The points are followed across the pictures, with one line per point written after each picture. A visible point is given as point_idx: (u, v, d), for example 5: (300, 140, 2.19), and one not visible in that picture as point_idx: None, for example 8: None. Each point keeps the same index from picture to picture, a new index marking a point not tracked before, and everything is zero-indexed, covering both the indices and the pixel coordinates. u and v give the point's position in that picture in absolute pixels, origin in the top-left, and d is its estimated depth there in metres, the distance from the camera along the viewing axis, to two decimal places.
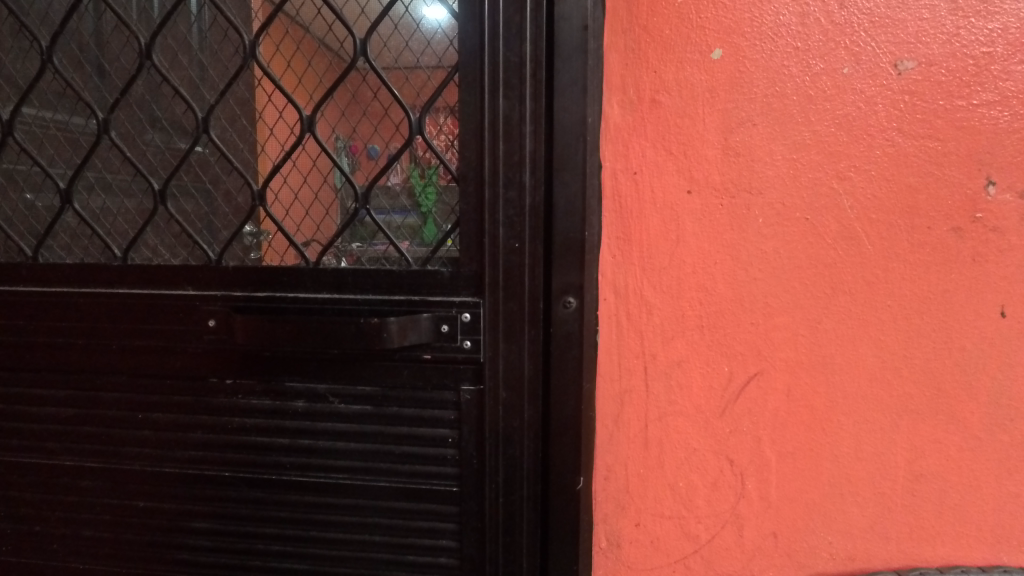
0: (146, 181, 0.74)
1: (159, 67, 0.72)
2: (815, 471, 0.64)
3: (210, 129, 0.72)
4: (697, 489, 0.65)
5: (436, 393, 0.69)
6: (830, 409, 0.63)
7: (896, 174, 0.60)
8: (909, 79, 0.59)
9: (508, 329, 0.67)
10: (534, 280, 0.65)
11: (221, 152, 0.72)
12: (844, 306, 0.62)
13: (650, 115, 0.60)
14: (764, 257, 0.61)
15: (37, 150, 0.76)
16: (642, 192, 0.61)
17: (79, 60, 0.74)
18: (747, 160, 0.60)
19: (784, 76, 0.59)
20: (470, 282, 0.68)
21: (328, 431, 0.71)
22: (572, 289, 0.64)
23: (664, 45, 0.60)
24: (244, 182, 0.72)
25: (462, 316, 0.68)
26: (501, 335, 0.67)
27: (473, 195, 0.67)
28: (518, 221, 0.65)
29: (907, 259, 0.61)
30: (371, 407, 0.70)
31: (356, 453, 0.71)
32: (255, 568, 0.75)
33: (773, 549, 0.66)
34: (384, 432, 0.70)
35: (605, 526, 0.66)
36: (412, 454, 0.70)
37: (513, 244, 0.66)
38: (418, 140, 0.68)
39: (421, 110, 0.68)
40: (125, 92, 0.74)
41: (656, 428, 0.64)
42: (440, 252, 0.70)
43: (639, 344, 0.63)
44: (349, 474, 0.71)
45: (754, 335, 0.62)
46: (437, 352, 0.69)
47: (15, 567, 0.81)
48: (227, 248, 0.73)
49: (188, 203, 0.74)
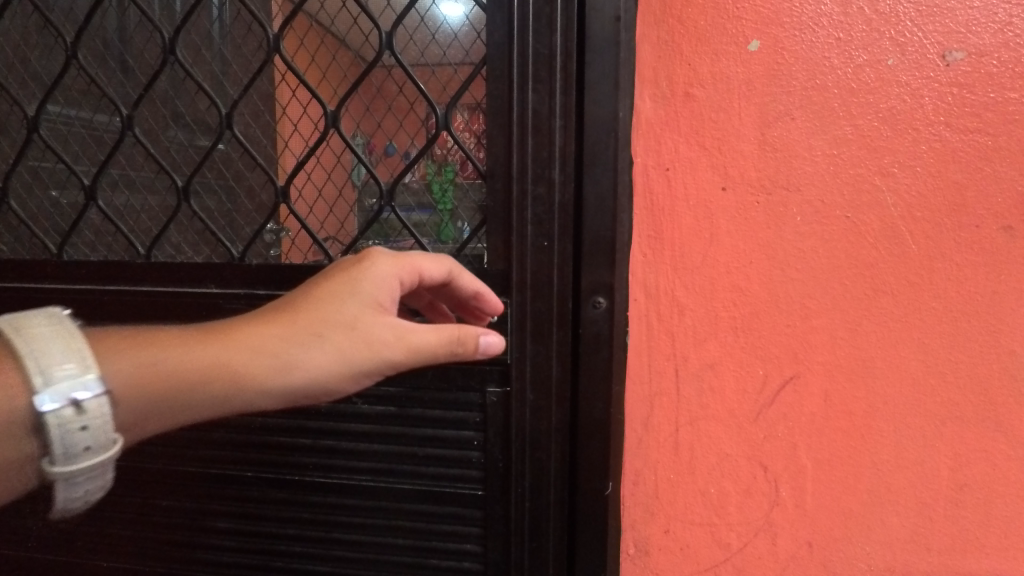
0: (169, 178, 0.74)
1: (182, 61, 0.71)
2: (853, 478, 0.62)
3: (233, 125, 0.71)
4: (729, 496, 0.63)
5: (461, 394, 0.68)
6: (870, 415, 0.61)
7: (943, 170, 0.57)
8: (958, 71, 0.56)
9: (536, 331, 0.65)
10: (563, 279, 0.64)
11: (244, 147, 0.71)
12: (885, 308, 0.59)
13: (684, 109, 0.58)
14: (801, 256, 0.59)
15: (62, 147, 0.76)
16: (674, 188, 0.59)
17: (103, 56, 0.74)
18: (785, 156, 0.58)
19: (825, 68, 0.57)
20: (497, 281, 0.66)
21: (352, 432, 0.71)
22: (602, 289, 0.62)
23: (699, 37, 0.57)
24: (268, 178, 0.72)
25: None
26: (529, 335, 0.65)
27: (500, 191, 0.65)
28: (547, 218, 0.63)
29: (953, 259, 0.58)
30: (396, 408, 0.69)
31: (381, 453, 0.70)
32: (277, 569, 0.74)
33: (807, 558, 0.64)
34: (408, 433, 0.69)
35: (634, 532, 0.64)
36: (436, 455, 0.69)
37: (541, 242, 0.64)
38: (444, 135, 0.67)
39: (447, 105, 0.66)
40: (148, 88, 0.73)
41: (687, 432, 0.62)
42: (467, 248, 0.68)
43: (670, 346, 0.61)
44: (373, 475, 0.71)
45: (790, 337, 0.60)
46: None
47: (38, 563, 0.81)
48: (250, 246, 0.72)
49: (212, 200, 0.74)
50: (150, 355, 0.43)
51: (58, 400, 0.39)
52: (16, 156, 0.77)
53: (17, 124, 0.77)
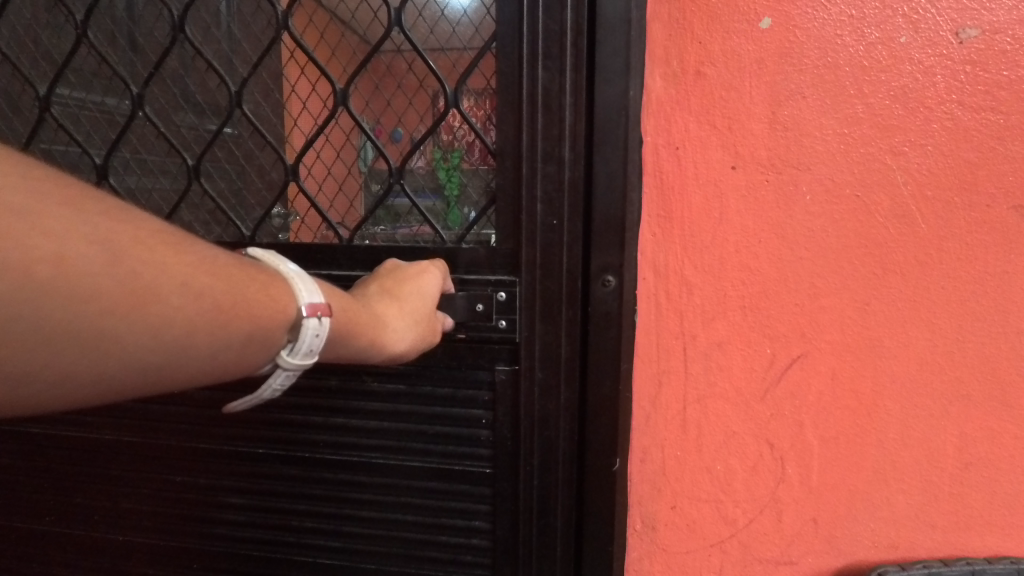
0: (180, 157, 0.75)
1: (193, 40, 0.72)
2: (859, 457, 0.63)
3: (244, 103, 0.72)
4: (736, 473, 0.64)
5: (471, 372, 0.69)
6: (877, 394, 0.61)
7: (954, 149, 0.57)
8: (971, 49, 0.56)
9: (546, 309, 0.66)
10: (573, 258, 0.64)
11: (255, 126, 0.72)
12: (894, 287, 0.59)
13: (695, 87, 0.58)
14: (810, 235, 0.59)
15: (73, 126, 0.77)
16: (684, 167, 0.59)
17: (114, 35, 0.74)
18: (795, 135, 0.58)
19: (837, 46, 0.57)
20: (507, 261, 0.67)
21: (362, 409, 0.72)
22: (611, 266, 0.62)
23: (711, 15, 0.57)
24: (278, 157, 0.72)
25: (497, 295, 0.67)
26: (538, 315, 0.66)
27: (509, 170, 0.66)
28: (557, 197, 0.64)
29: (963, 239, 0.58)
30: (405, 386, 0.70)
31: (390, 430, 0.71)
32: (289, 543, 0.76)
33: (813, 534, 0.64)
34: (417, 411, 0.70)
35: (641, 508, 0.66)
36: (445, 432, 0.70)
37: (551, 221, 0.64)
38: (454, 112, 0.67)
39: (457, 82, 0.66)
40: (159, 66, 0.73)
41: (695, 410, 0.63)
42: (472, 233, 0.69)
43: (679, 325, 0.62)
44: (383, 453, 0.72)
45: (798, 316, 0.60)
46: (472, 333, 0.68)
47: (55, 537, 0.83)
48: (260, 225, 0.74)
49: (222, 180, 0.74)
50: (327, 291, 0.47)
51: (309, 309, 0.44)
52: (29, 136, 0.78)
53: (30, 105, 0.78)
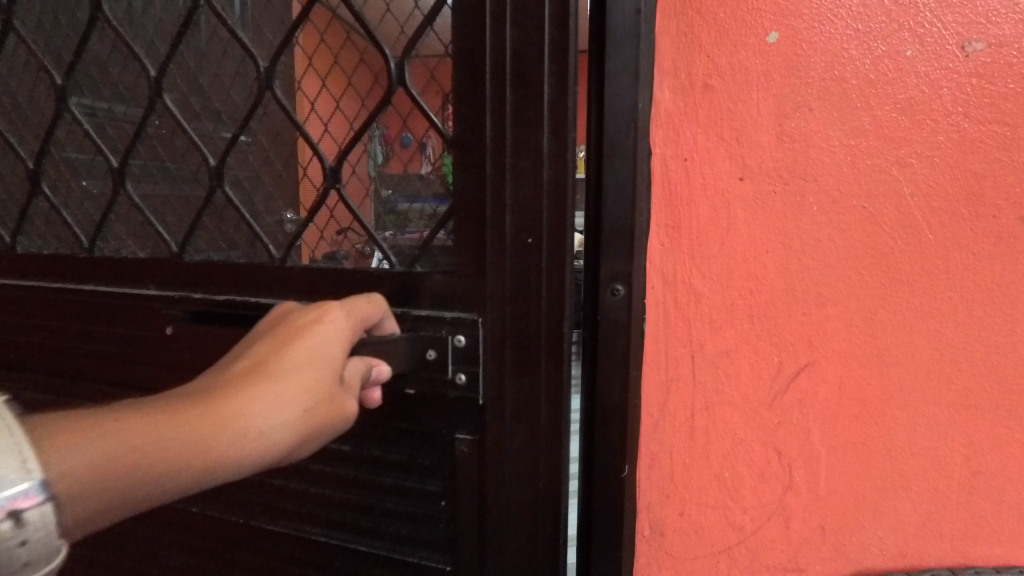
0: (106, 158, 0.91)
1: (110, 24, 0.86)
2: (866, 465, 0.63)
3: (164, 95, 0.85)
4: (743, 480, 0.64)
5: (426, 444, 0.75)
6: (884, 402, 0.62)
7: (960, 160, 0.58)
8: (977, 62, 0.57)
9: (521, 355, 0.68)
10: (552, 286, 0.66)
11: (175, 119, 0.85)
12: (900, 297, 0.60)
13: (702, 100, 0.59)
14: (818, 245, 0.60)
15: (24, 123, 0.97)
16: (692, 178, 0.60)
17: (47, 27, 0.92)
18: (802, 146, 0.59)
19: (844, 59, 0.58)
20: (471, 277, 0.69)
21: (309, 473, 0.81)
22: (564, 315, 0.66)
23: (718, 29, 0.58)
24: (202, 158, 0.85)
25: (455, 338, 0.70)
26: (510, 364, 0.68)
27: (471, 157, 0.67)
28: (532, 203, 0.65)
29: (969, 249, 0.59)
30: (352, 450, 0.78)
31: (336, 506, 0.80)
32: None
33: (820, 542, 0.65)
34: (364, 483, 0.78)
35: (649, 513, 0.66)
36: (390, 510, 0.77)
37: (525, 239, 0.66)
38: (400, 91, 0.71)
39: (401, 55, 0.70)
40: (80, 58, 0.90)
41: (703, 417, 0.63)
42: (437, 240, 0.73)
43: (686, 333, 0.62)
44: (326, 531, 0.80)
45: (806, 325, 0.61)
46: (424, 385, 0.72)
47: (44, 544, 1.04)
48: (188, 236, 0.86)
49: (146, 182, 0.89)
50: (89, 447, 0.44)
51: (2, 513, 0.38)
52: None
53: None
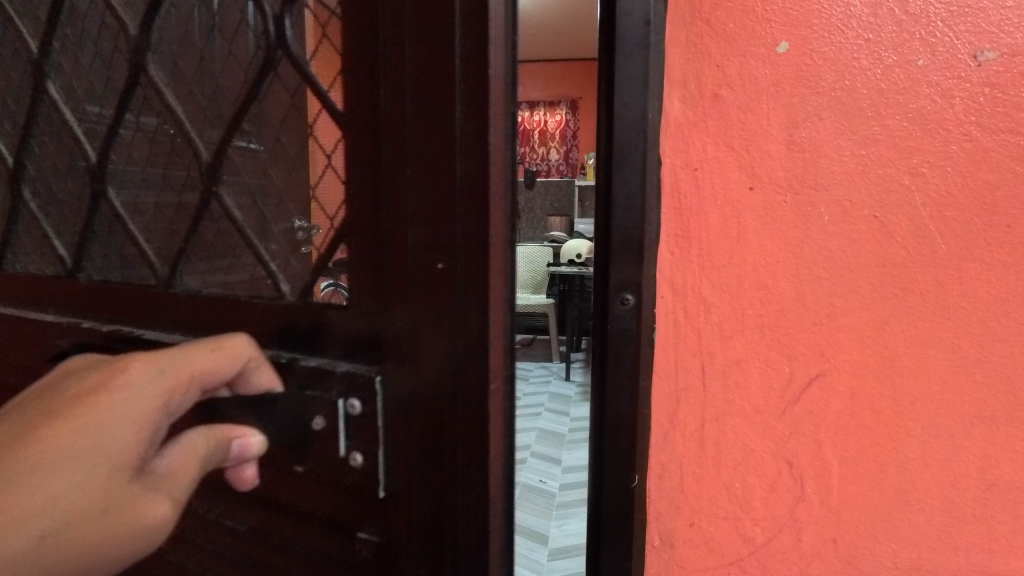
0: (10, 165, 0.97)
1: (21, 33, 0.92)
2: (879, 477, 0.63)
3: (62, 101, 0.89)
4: (754, 491, 0.64)
5: (332, 532, 0.69)
6: (897, 414, 0.61)
7: (972, 170, 0.58)
8: (990, 71, 0.57)
9: (433, 419, 0.61)
10: (466, 336, 0.59)
11: (67, 124, 0.89)
12: (913, 307, 0.60)
13: (712, 110, 0.59)
14: (829, 255, 0.60)
15: None
16: (701, 188, 0.60)
17: None
18: (813, 156, 0.59)
19: (855, 68, 0.58)
20: (366, 307, 0.65)
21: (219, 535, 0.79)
22: (477, 380, 0.59)
23: (728, 40, 0.58)
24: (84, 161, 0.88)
25: (350, 405, 0.64)
26: (417, 435, 0.62)
27: (359, 168, 0.64)
28: (436, 213, 0.59)
29: (983, 259, 0.59)
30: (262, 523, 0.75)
31: None
32: None
33: (833, 555, 0.64)
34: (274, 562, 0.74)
35: (659, 525, 0.65)
36: None
37: (434, 265, 0.60)
38: (283, 64, 0.70)
39: (281, 45, 0.69)
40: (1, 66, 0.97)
41: (713, 427, 0.63)
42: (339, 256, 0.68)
43: (696, 342, 0.62)
44: None
45: (817, 335, 0.61)
46: (319, 464, 0.66)
47: None
48: (85, 247, 0.88)
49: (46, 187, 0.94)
50: None
51: None
52: None
53: None
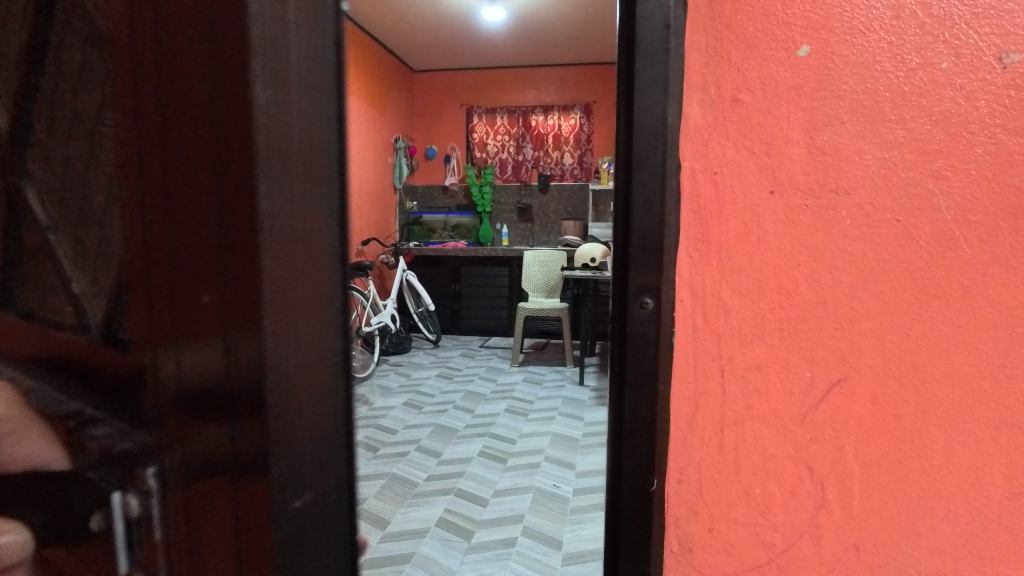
0: None
1: None
2: (903, 484, 0.62)
3: None
4: (774, 496, 0.63)
5: None
6: (921, 420, 0.61)
7: (997, 173, 0.57)
8: (1015, 73, 0.57)
9: (191, 515, 0.56)
10: (214, 442, 0.53)
11: None
12: (937, 312, 0.59)
13: (732, 114, 0.59)
14: (850, 259, 0.59)
15: None
16: (721, 191, 0.60)
17: None
18: (834, 159, 0.58)
19: (877, 71, 0.58)
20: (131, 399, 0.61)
21: None
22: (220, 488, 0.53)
23: (748, 43, 0.58)
24: None
25: (126, 502, 0.63)
26: (177, 529, 0.58)
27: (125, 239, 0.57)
28: (194, 286, 0.52)
29: (1008, 263, 0.58)
30: None
31: None
32: None
33: (855, 562, 0.64)
34: None
35: (677, 529, 0.65)
36: None
37: (199, 302, 0.51)
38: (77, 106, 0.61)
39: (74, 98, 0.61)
40: None
41: (732, 432, 0.63)
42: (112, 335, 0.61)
43: (716, 347, 0.62)
44: None
45: (838, 340, 0.60)
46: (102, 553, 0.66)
47: None
48: None
49: None
50: None
51: None
52: None
53: None
